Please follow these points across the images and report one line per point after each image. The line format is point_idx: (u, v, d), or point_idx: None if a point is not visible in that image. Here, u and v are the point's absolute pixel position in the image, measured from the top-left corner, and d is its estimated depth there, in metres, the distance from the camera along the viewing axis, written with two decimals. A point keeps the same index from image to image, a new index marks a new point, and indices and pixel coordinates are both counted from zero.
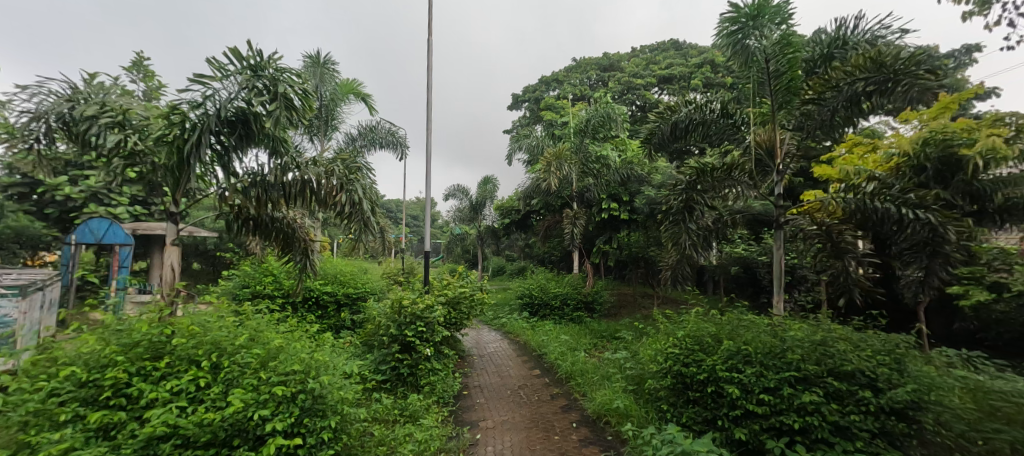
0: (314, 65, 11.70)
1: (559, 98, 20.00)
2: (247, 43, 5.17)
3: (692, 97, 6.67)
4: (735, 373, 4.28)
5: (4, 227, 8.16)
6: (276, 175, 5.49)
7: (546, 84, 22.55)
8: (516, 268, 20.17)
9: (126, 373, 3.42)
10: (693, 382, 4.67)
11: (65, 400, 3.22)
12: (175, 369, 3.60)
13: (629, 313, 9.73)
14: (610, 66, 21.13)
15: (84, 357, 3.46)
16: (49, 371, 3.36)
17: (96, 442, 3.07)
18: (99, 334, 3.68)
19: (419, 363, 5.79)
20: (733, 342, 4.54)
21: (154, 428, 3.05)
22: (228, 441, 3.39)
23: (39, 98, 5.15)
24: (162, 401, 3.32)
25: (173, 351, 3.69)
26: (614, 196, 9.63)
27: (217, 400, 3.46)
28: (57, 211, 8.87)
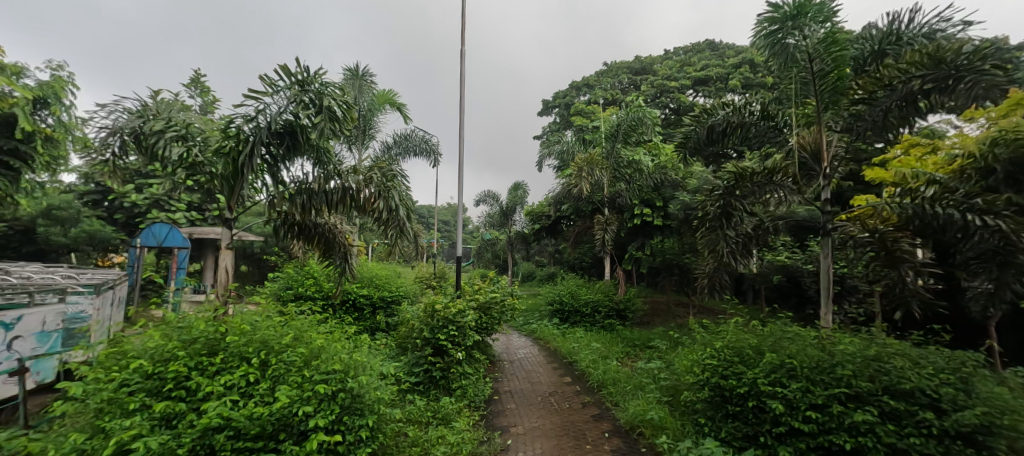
0: (353, 78, 12.38)
1: (590, 103, 19.82)
2: (296, 60, 5.53)
3: (729, 99, 6.45)
4: (778, 387, 4.07)
5: (80, 231, 8.96)
6: (320, 184, 5.78)
7: (577, 89, 22.41)
8: (546, 274, 20.06)
9: (186, 367, 3.71)
10: (732, 395, 4.48)
11: (134, 390, 3.53)
12: (228, 365, 3.86)
13: (663, 322, 9.46)
14: (642, 70, 20.82)
15: (150, 352, 3.78)
16: (121, 362, 3.72)
17: (160, 430, 3.33)
18: (163, 331, 4.03)
19: (451, 366, 5.91)
20: (775, 354, 4.32)
21: (210, 419, 3.29)
22: (276, 435, 3.60)
23: (116, 115, 5.72)
24: (217, 394, 3.57)
25: (226, 347, 3.97)
26: (647, 202, 9.48)
27: (265, 395, 3.69)
28: (125, 216, 9.81)
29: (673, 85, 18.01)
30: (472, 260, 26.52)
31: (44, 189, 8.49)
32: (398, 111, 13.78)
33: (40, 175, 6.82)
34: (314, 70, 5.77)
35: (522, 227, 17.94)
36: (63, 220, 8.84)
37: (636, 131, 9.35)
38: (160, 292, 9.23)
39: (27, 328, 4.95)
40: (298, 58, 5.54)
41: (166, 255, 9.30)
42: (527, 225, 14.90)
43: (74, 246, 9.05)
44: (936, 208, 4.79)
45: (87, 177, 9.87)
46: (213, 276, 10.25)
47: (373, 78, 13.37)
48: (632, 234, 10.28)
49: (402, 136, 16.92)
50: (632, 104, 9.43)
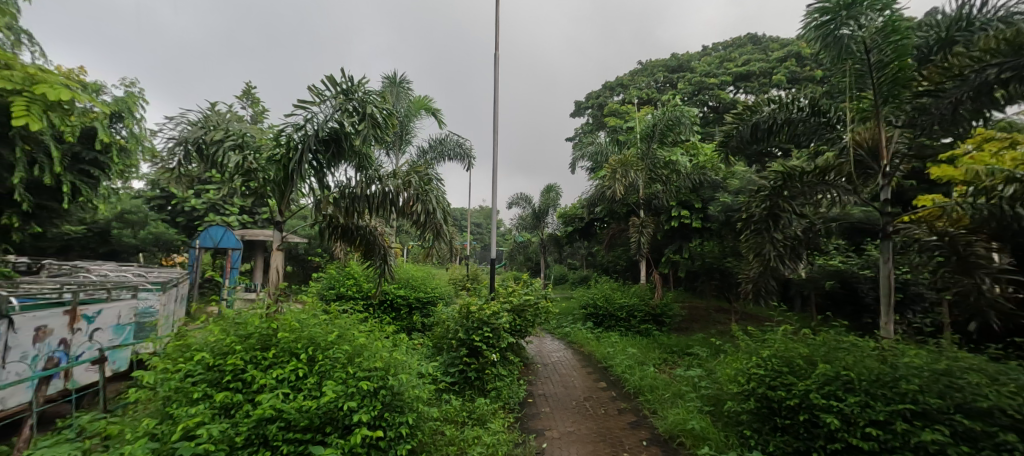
0: (391, 85, 12.91)
1: (624, 103, 19.42)
2: (340, 70, 5.80)
3: (775, 95, 6.12)
4: (833, 401, 3.82)
5: (148, 233, 9.82)
6: (362, 188, 6.03)
7: (610, 89, 22.02)
8: (578, 276, 19.79)
9: (242, 360, 3.99)
10: (780, 408, 4.24)
11: (197, 380, 3.84)
12: (279, 359, 4.11)
13: (703, 329, 9.10)
14: (678, 68, 20.14)
15: (212, 345, 4.11)
16: (186, 354, 4.06)
17: (220, 418, 3.59)
18: (222, 326, 4.37)
19: (485, 367, 5.96)
20: (830, 365, 4.05)
21: (264, 409, 3.51)
22: (322, 428, 3.78)
23: (181, 126, 6.23)
24: (270, 387, 3.81)
25: (277, 343, 4.23)
26: (684, 203, 8.96)
27: (313, 389, 3.90)
28: (186, 219, 10.67)
29: (711, 81, 17.31)
30: (504, 262, 26.53)
31: (118, 195, 9.38)
32: (434, 116, 14.10)
33: (115, 182, 7.49)
34: (357, 79, 6.03)
35: (555, 230, 17.84)
36: (134, 223, 9.69)
37: (672, 131, 9.09)
38: (217, 290, 9.91)
39: (105, 320, 5.51)
40: (342, 69, 5.81)
41: (221, 255, 10.00)
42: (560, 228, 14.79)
43: (142, 247, 9.89)
44: (1016, 209, 4.31)
45: (154, 183, 10.81)
46: (262, 276, 10.91)
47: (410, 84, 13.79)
48: (669, 237, 9.97)
49: (437, 141, 17.29)
50: (668, 103, 9.18)
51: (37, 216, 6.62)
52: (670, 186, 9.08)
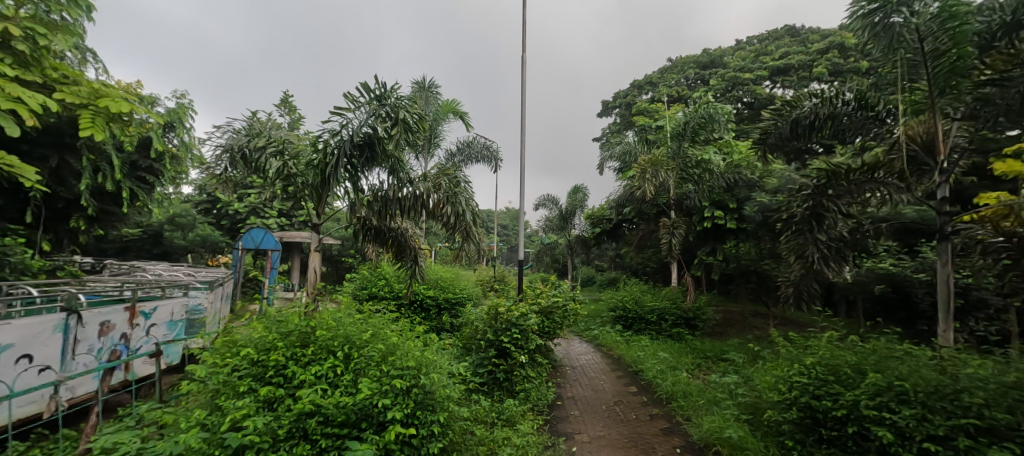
0: (421, 90, 13.23)
1: (653, 101, 18.98)
2: (373, 77, 5.98)
3: (817, 88, 5.81)
4: (886, 413, 3.58)
5: (196, 235, 10.48)
6: (393, 191, 6.19)
7: (639, 87, 21.59)
8: (606, 279, 19.45)
9: (283, 356, 4.18)
10: (826, 419, 4.02)
11: (243, 375, 4.05)
12: (318, 356, 4.27)
13: (739, 333, 8.76)
14: (710, 64, 19.53)
15: (256, 342, 4.34)
16: (233, 350, 4.30)
17: (264, 411, 3.76)
18: (265, 323, 4.60)
19: (514, 369, 5.96)
20: (881, 375, 3.80)
21: (305, 404, 3.66)
22: (358, 424, 3.89)
23: (227, 135, 6.60)
24: (309, 382, 3.97)
25: (316, 340, 4.40)
26: (718, 203, 8.65)
27: (349, 386, 4.02)
28: (230, 222, 11.31)
29: (746, 76, 16.58)
30: (531, 263, 26.46)
31: (170, 200, 10.06)
32: (461, 119, 14.29)
33: (168, 188, 8.03)
34: (389, 86, 6.19)
35: (583, 231, 17.68)
36: (184, 226, 10.40)
37: (704, 129, 8.81)
38: (258, 289, 10.43)
39: (160, 317, 5.91)
40: (375, 76, 5.99)
41: (261, 256, 10.52)
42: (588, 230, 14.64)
43: (191, 248, 10.56)
44: None
45: (201, 188, 11.52)
46: (298, 276, 11.39)
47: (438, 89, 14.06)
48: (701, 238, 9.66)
49: (465, 144, 17.54)
50: (700, 101, 8.91)
51: (101, 220, 7.13)
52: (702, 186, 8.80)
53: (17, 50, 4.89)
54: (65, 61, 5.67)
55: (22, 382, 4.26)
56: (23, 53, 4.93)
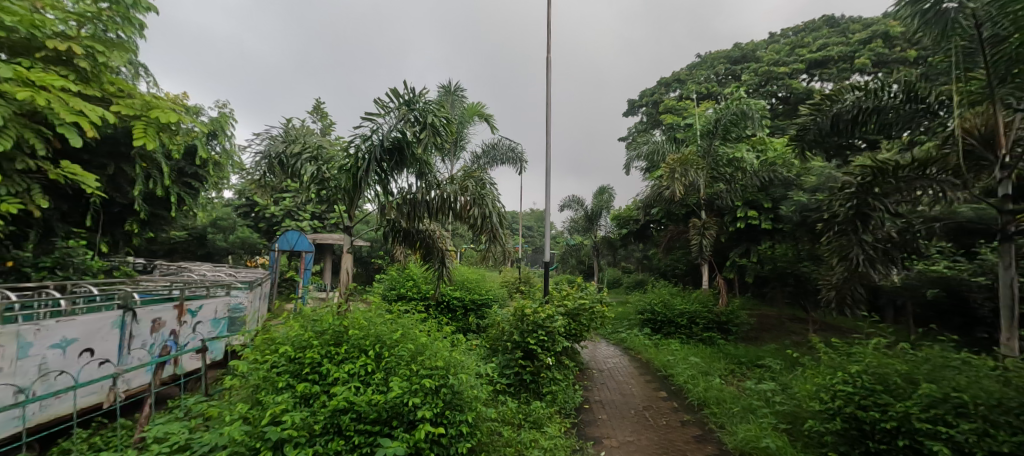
0: (446, 93, 13.43)
1: (682, 99, 18.48)
2: (402, 83, 6.11)
3: (860, 80, 5.52)
4: (942, 426, 3.35)
5: (236, 237, 11.03)
6: (422, 194, 6.29)
7: (666, 85, 21.07)
8: (633, 281, 19.04)
9: (318, 354, 4.33)
10: (874, 431, 3.78)
11: (282, 371, 4.22)
12: (350, 355, 4.41)
13: (776, 339, 8.40)
14: (742, 58, 18.85)
15: (293, 339, 4.52)
16: (272, 347, 4.50)
17: (300, 407, 3.90)
18: (302, 323, 4.79)
19: (540, 371, 5.94)
20: (936, 385, 3.56)
21: (339, 401, 3.78)
22: (389, 422, 3.97)
23: (266, 141, 6.91)
24: (343, 380, 4.10)
25: (348, 339, 4.54)
26: (752, 203, 8.43)
27: (380, 385, 4.13)
28: (267, 225, 11.83)
29: (781, 70, 15.78)
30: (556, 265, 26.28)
31: (212, 204, 10.63)
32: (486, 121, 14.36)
33: (211, 193, 8.50)
34: (418, 91, 6.31)
35: (610, 232, 17.43)
36: (225, 229, 10.98)
37: (736, 126, 8.51)
38: (293, 289, 10.85)
39: (205, 314, 6.25)
40: (404, 82, 6.12)
41: (295, 257, 10.95)
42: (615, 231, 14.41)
43: (231, 249, 11.11)
44: None
45: (240, 193, 12.10)
46: (330, 277, 11.78)
47: (463, 92, 14.23)
48: (734, 239, 9.33)
49: (490, 146, 17.67)
50: (731, 97, 8.61)
51: (152, 223, 7.62)
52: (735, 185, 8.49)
53: (79, 68, 5.33)
54: (121, 76, 6.11)
55: (85, 374, 4.62)
56: (84, 70, 5.36)
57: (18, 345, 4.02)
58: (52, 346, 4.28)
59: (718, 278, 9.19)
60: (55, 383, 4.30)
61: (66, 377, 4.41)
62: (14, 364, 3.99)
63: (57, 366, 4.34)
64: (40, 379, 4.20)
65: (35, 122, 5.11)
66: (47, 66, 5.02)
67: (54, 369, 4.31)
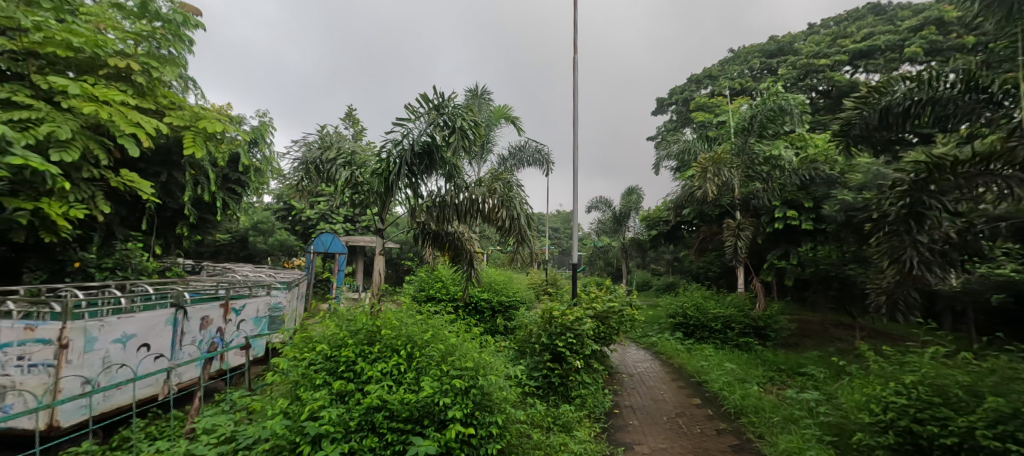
0: (473, 97, 13.59)
1: (714, 96, 17.86)
2: (431, 88, 6.21)
3: (912, 70, 5.16)
4: (1012, 445, 3.07)
5: (275, 239, 11.58)
6: (451, 197, 6.38)
7: (697, 82, 20.40)
8: (663, 284, 18.53)
9: (353, 353, 4.46)
10: (932, 448, 3.51)
11: (319, 369, 4.37)
12: (383, 354, 4.52)
13: (819, 345, 7.97)
14: (779, 52, 18.01)
15: (329, 338, 4.68)
16: (310, 345, 4.67)
17: (336, 403, 4.01)
18: (337, 322, 4.96)
19: (569, 374, 5.89)
20: (1004, 400, 3.27)
21: (372, 399, 3.87)
22: (420, 420, 4.03)
23: (304, 148, 7.22)
24: (376, 378, 4.20)
25: (381, 339, 4.65)
26: (791, 203, 8.04)
27: (412, 384, 4.20)
28: (303, 228, 12.35)
29: (821, 62, 14.93)
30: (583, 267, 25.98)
31: (253, 208, 11.19)
32: (512, 123, 14.41)
33: (252, 197, 8.95)
34: (447, 95, 6.40)
35: (639, 233, 17.10)
36: (265, 232, 11.55)
37: (773, 122, 8.16)
38: (328, 290, 11.26)
39: (248, 313, 6.59)
40: (433, 87, 6.23)
41: (330, 259, 11.38)
42: (644, 232, 14.12)
43: (270, 251, 11.66)
44: None
45: (278, 197, 12.69)
46: (362, 278, 12.16)
47: (490, 95, 14.33)
48: (772, 240, 8.93)
49: (517, 148, 17.69)
50: (768, 92, 8.26)
51: (199, 227, 8.12)
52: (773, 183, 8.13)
53: (135, 83, 5.74)
54: (172, 90, 6.54)
55: (143, 367, 4.95)
56: (141, 85, 5.78)
57: (86, 339, 4.32)
58: (114, 341, 4.60)
59: (755, 281, 8.82)
60: (117, 375, 4.63)
61: (127, 370, 4.74)
62: (82, 357, 4.30)
63: (119, 359, 4.67)
64: (105, 371, 4.53)
65: (98, 134, 5.54)
66: (108, 83, 5.44)
67: (116, 362, 4.64)
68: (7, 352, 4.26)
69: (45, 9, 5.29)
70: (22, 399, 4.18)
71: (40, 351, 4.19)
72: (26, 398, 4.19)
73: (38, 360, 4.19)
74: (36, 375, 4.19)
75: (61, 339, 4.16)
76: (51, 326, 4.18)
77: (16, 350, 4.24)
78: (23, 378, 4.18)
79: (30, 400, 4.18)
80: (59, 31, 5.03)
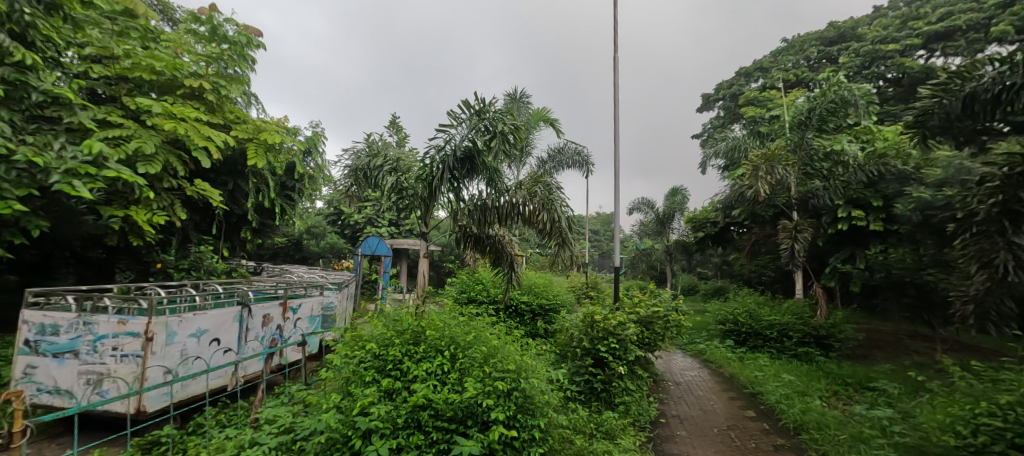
0: (512, 101, 13.67)
1: (765, 89, 16.82)
2: (472, 94, 6.31)
3: (1001, 50, 4.58)
4: None
5: (327, 242, 12.28)
6: (492, 201, 6.43)
7: (747, 75, 19.28)
8: (711, 288, 17.67)
9: (400, 353, 4.59)
10: None
11: (368, 367, 4.52)
12: (428, 354, 4.62)
13: (893, 358, 7.27)
14: (840, 38, 16.64)
15: (377, 337, 4.84)
16: (359, 344, 4.86)
17: (384, 400, 4.14)
18: (385, 322, 5.14)
19: (612, 380, 5.74)
20: None
21: (418, 397, 3.96)
22: (464, 420, 4.08)
23: (354, 156, 7.58)
24: (422, 377, 4.30)
25: (426, 339, 4.77)
26: (858, 202, 7.40)
27: (456, 384, 4.26)
28: (352, 232, 13.00)
29: (889, 47, 13.59)
30: (626, 270, 25.35)
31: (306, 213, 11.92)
32: (552, 126, 14.36)
33: (306, 203, 9.54)
34: (488, 100, 6.48)
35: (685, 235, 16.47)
36: (318, 235, 12.31)
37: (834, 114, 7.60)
38: (374, 290, 11.78)
39: (304, 312, 7.01)
40: (474, 93, 6.33)
41: (377, 261, 11.89)
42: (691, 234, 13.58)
43: (322, 254, 12.38)
44: None
45: (329, 202, 13.44)
46: (406, 279, 12.60)
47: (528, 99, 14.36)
48: (835, 243, 8.27)
49: (557, 151, 17.58)
50: (828, 82, 7.72)
51: (260, 232, 8.76)
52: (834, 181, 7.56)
53: (208, 101, 6.28)
54: (237, 105, 7.11)
55: (214, 360, 5.38)
56: (212, 102, 6.31)
57: (167, 333, 4.74)
58: (190, 335, 5.04)
59: (815, 286, 8.18)
60: (192, 366, 5.07)
61: (200, 362, 5.18)
62: (164, 349, 4.72)
63: (194, 352, 5.10)
64: (182, 362, 4.96)
65: (177, 148, 6.11)
66: (185, 102, 5.98)
67: (192, 355, 5.07)
68: (101, 343, 4.65)
69: (133, 38, 5.99)
70: (115, 385, 4.61)
71: (130, 343, 4.58)
72: (119, 385, 4.61)
73: (128, 350, 4.59)
74: (127, 364, 4.60)
75: (147, 332, 4.55)
76: (139, 320, 4.57)
77: (110, 341, 4.63)
78: (116, 366, 4.57)
79: (121, 386, 4.60)
80: (145, 57, 5.58)
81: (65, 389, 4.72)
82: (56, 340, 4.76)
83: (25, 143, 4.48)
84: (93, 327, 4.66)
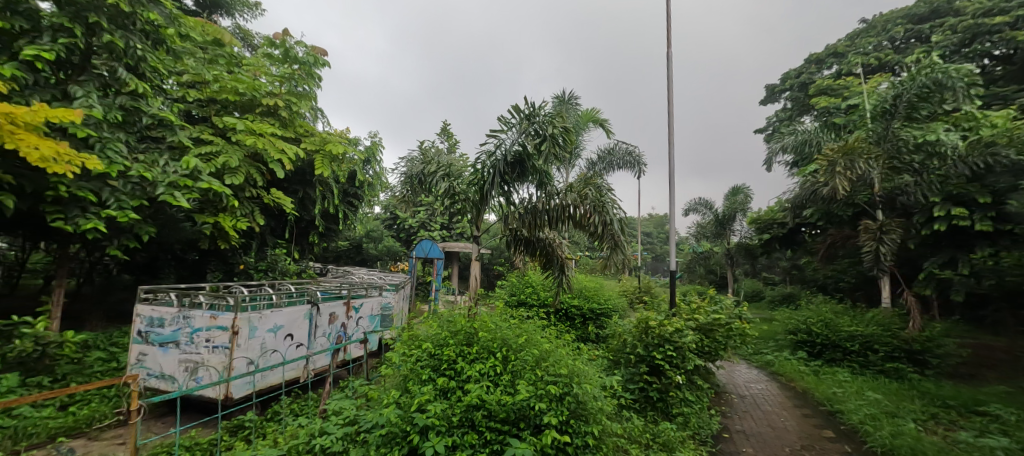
0: (562, 103, 13.54)
1: (842, 76, 15.30)
2: (522, 98, 6.32)
3: None
4: None
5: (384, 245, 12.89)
6: (543, 203, 6.37)
7: (818, 62, 17.66)
8: (780, 294, 16.38)
9: (454, 353, 4.66)
10: None
11: (424, 365, 4.63)
12: (480, 355, 4.66)
13: (1008, 377, 6.29)
14: (932, 14, 14.74)
15: (432, 337, 4.96)
16: (415, 343, 5.01)
17: (440, 399, 4.22)
18: (439, 322, 5.26)
19: (669, 389, 5.46)
20: None
21: (472, 397, 4.00)
22: (516, 423, 4.06)
23: (409, 163, 7.89)
24: (476, 378, 4.34)
25: (478, 340, 4.81)
26: (961, 198, 6.51)
27: (508, 386, 4.26)
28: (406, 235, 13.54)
29: (995, 20, 11.78)
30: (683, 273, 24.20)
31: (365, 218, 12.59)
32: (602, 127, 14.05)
33: (366, 209, 10.09)
34: (537, 104, 6.46)
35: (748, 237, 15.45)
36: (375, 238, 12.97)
37: (927, 100, 6.78)
38: (427, 292, 12.18)
39: (365, 311, 7.39)
40: (523, 97, 6.34)
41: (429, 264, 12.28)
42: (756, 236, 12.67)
43: (380, 256, 13.00)
44: None
45: (386, 207, 14.10)
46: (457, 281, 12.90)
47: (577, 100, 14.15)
48: (931, 245, 7.32)
49: (608, 152, 17.15)
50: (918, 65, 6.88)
51: (325, 236, 9.36)
52: (928, 175, 6.73)
53: (281, 116, 6.85)
54: (306, 119, 7.66)
55: (289, 353, 5.81)
56: (285, 118, 6.85)
57: (250, 327, 5.19)
58: (268, 330, 5.48)
59: (908, 294, 7.27)
60: (270, 358, 5.51)
61: (277, 355, 5.62)
62: (247, 342, 5.17)
63: (272, 346, 5.54)
64: (262, 355, 5.40)
65: (256, 161, 6.69)
66: (262, 118, 6.55)
67: (270, 348, 5.52)
68: (197, 335, 5.15)
69: (221, 63, 6.65)
70: (208, 373, 5.10)
71: (220, 335, 5.05)
72: (211, 373, 5.09)
73: (219, 342, 5.05)
74: (217, 355, 5.05)
75: (233, 327, 5.01)
76: (227, 315, 5.03)
77: (203, 334, 5.13)
78: (208, 356, 5.06)
79: (213, 374, 5.08)
80: (230, 80, 6.19)
81: (169, 375, 5.28)
82: (162, 332, 5.33)
83: (137, 161, 5.08)
84: (190, 321, 5.17)
